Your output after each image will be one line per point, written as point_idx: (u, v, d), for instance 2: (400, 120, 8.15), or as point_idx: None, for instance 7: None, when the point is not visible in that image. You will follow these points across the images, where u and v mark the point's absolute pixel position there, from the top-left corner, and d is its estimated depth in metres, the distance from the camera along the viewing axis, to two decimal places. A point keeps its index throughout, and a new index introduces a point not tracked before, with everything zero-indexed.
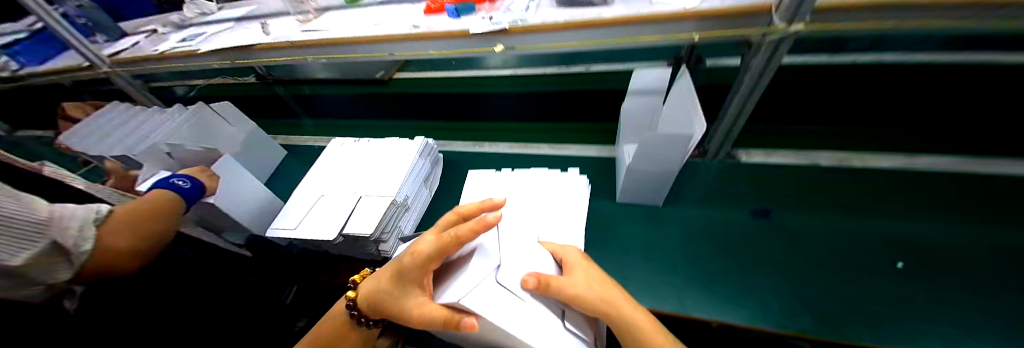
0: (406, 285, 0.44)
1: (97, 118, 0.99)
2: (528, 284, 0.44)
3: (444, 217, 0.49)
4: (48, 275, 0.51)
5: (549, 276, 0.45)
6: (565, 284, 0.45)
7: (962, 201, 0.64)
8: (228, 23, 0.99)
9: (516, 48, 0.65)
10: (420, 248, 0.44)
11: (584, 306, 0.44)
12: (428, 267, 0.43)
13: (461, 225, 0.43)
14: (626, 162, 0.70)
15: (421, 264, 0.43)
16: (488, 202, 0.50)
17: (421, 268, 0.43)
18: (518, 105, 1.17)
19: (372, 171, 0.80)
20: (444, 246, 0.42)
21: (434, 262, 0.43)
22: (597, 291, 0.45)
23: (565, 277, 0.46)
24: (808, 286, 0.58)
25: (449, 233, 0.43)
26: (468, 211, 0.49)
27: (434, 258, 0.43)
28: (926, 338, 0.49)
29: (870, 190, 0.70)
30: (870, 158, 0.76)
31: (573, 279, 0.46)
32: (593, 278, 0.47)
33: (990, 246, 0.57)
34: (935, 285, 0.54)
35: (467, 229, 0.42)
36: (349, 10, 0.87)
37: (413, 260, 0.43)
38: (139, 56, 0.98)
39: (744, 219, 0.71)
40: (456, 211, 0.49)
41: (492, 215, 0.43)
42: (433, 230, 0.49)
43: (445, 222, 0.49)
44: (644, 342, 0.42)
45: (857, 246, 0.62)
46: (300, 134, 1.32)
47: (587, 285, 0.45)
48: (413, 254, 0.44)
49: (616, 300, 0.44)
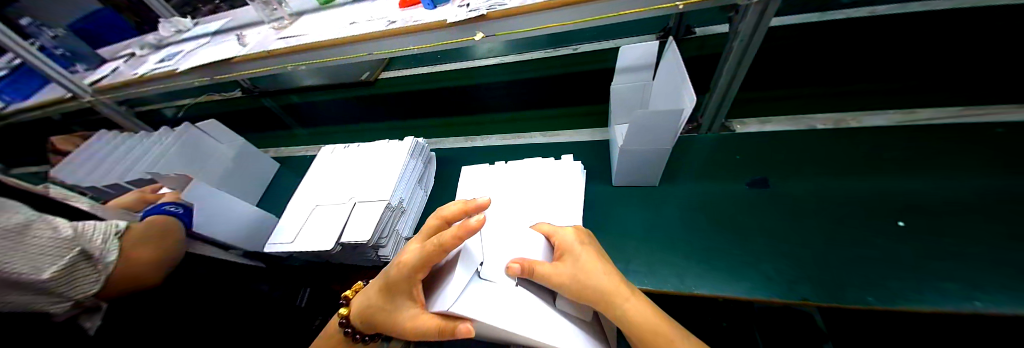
0: (396, 297, 0.44)
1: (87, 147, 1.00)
2: (514, 270, 0.45)
3: (428, 223, 0.49)
4: (74, 289, 0.50)
5: (534, 263, 0.46)
6: (549, 272, 0.45)
7: (963, 152, 0.63)
8: (205, 38, 0.96)
9: (496, 35, 0.62)
10: (406, 258, 0.43)
11: (573, 294, 0.44)
12: (417, 276, 0.43)
13: (443, 231, 0.41)
14: (618, 143, 0.68)
15: (409, 274, 0.42)
16: (472, 204, 0.49)
17: (410, 279, 0.43)
18: (507, 94, 1.14)
19: (364, 176, 0.80)
20: (429, 255, 0.41)
21: (421, 271, 0.42)
22: (581, 282, 0.43)
23: (552, 264, 0.46)
24: (809, 254, 0.57)
25: (433, 241, 0.41)
26: (452, 214, 0.49)
27: (421, 267, 0.42)
28: (932, 294, 0.48)
29: (869, 149, 0.69)
30: (866, 116, 0.75)
31: (557, 269, 0.45)
32: (580, 268, 0.44)
33: (994, 196, 0.56)
34: (938, 241, 0.53)
35: (449, 235, 0.40)
36: (323, 12, 0.84)
37: (400, 270, 0.42)
38: (119, 82, 0.96)
39: (741, 192, 0.70)
40: (439, 216, 0.49)
41: (474, 219, 0.41)
42: (417, 238, 0.48)
43: (429, 228, 0.48)
44: (637, 328, 0.40)
45: (857, 208, 0.61)
46: (291, 145, 1.32)
47: (571, 276, 0.44)
48: (400, 264, 0.43)
49: (605, 289, 0.41)
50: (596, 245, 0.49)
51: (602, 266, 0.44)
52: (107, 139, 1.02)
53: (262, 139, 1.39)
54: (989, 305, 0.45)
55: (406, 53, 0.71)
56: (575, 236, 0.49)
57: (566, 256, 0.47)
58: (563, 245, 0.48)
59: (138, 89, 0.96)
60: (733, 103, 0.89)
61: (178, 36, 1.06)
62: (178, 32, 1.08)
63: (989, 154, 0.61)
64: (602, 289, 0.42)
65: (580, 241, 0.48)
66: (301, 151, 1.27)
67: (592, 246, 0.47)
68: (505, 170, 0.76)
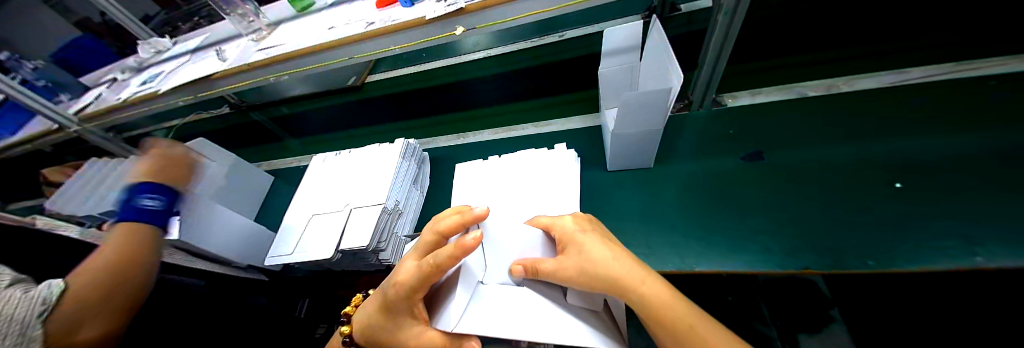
0: (397, 316, 0.43)
1: (86, 169, 1.05)
2: (517, 272, 0.46)
3: (425, 238, 0.47)
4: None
5: (537, 262, 0.46)
6: (553, 269, 0.45)
7: (955, 108, 0.63)
8: (185, 56, 0.94)
9: (478, 28, 0.61)
10: (401, 279, 0.41)
11: (582, 285, 0.43)
12: (414, 296, 0.42)
13: (437, 250, 0.40)
14: (609, 127, 0.68)
15: (406, 295, 0.41)
16: (469, 216, 0.47)
17: (408, 299, 0.42)
18: (497, 86, 1.13)
19: (357, 181, 0.79)
20: (426, 276, 0.40)
21: (418, 292, 0.41)
22: (588, 272, 0.42)
23: (556, 260, 0.46)
24: (808, 224, 0.57)
25: (428, 261, 0.40)
26: (448, 229, 0.47)
27: (418, 288, 0.41)
28: (932, 253, 0.48)
29: (863, 113, 0.68)
30: (857, 79, 0.74)
31: (562, 264, 0.44)
32: (586, 259, 0.43)
33: (989, 149, 0.55)
34: (936, 199, 0.53)
35: (444, 255, 0.39)
36: (302, 19, 0.82)
37: (396, 291, 0.41)
38: (103, 109, 0.95)
39: (737, 167, 0.70)
40: (434, 231, 0.47)
41: (470, 237, 0.39)
42: (415, 253, 0.47)
43: (427, 245, 0.47)
44: (654, 311, 0.38)
45: (853, 172, 0.61)
46: (285, 156, 1.32)
47: (576, 268, 0.43)
48: (396, 285, 0.42)
49: (616, 276, 0.41)
50: (603, 229, 0.49)
51: (610, 251, 0.43)
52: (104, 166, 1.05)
53: (257, 152, 1.39)
54: (990, 260, 0.45)
55: (387, 54, 0.70)
56: (576, 224, 0.48)
57: (569, 248, 0.46)
58: (563, 236, 0.47)
59: (123, 114, 0.95)
60: (723, 77, 0.88)
61: (159, 56, 1.04)
62: (158, 53, 1.06)
63: (981, 108, 0.61)
64: (611, 276, 0.41)
65: (582, 228, 0.47)
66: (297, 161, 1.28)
67: (593, 231, 0.46)
68: (499, 163, 0.75)
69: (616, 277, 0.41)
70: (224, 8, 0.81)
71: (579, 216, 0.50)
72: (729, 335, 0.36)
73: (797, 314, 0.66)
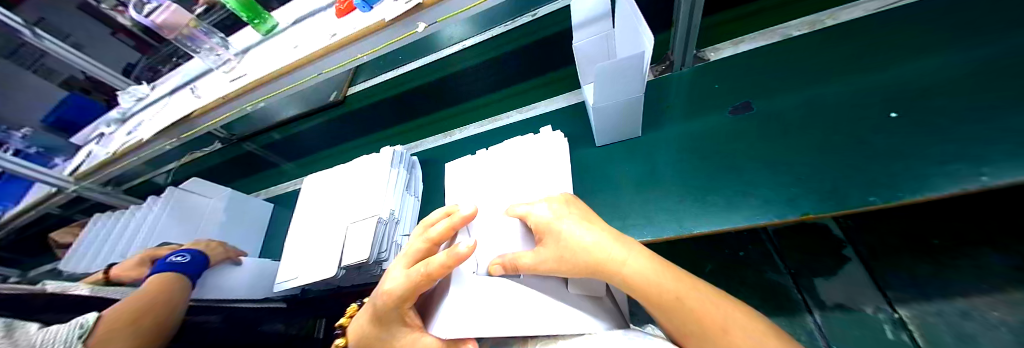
0: (390, 326, 0.44)
1: (90, 230, 1.10)
2: (497, 271, 0.46)
3: (418, 248, 0.48)
4: None
5: (516, 260, 0.46)
6: (532, 263, 0.45)
7: (948, 26, 0.59)
8: (163, 99, 0.94)
9: (440, 20, 0.56)
10: (391, 290, 0.43)
11: (565, 274, 0.43)
12: (404, 305, 0.44)
13: (429, 260, 0.42)
14: (588, 102, 0.66)
15: (397, 304, 0.43)
16: (459, 219, 0.49)
17: (400, 307, 0.43)
18: (477, 77, 1.09)
19: (351, 196, 0.80)
20: (418, 285, 0.42)
21: (409, 300, 0.43)
22: (568, 260, 0.43)
23: (534, 253, 0.45)
24: (803, 169, 0.55)
25: (420, 270, 0.42)
26: (440, 236, 0.48)
27: (408, 297, 0.43)
28: (938, 178, 0.45)
29: (853, 45, 0.65)
30: (841, 10, 0.71)
31: (541, 258, 0.45)
32: (564, 248, 0.43)
33: (987, 63, 0.52)
34: (936, 124, 0.50)
35: (438, 264, 0.41)
36: (269, 42, 0.74)
37: (387, 302, 0.43)
38: (97, 164, 0.96)
39: (725, 121, 0.68)
40: (427, 239, 0.48)
41: (464, 246, 0.41)
42: (405, 261, 0.47)
43: (418, 253, 0.48)
44: (643, 292, 0.38)
45: (845, 110, 0.58)
46: (280, 183, 1.39)
47: (555, 259, 0.43)
48: (387, 296, 0.43)
49: (598, 263, 0.41)
50: (584, 209, 0.49)
51: (589, 234, 0.43)
52: (111, 220, 1.09)
53: (263, 180, 1.47)
54: (997, 179, 0.41)
55: (358, 62, 0.65)
56: (551, 213, 0.47)
57: (546, 239, 0.46)
58: (538, 227, 0.47)
59: (117, 166, 0.97)
60: (704, 30, 0.85)
61: (139, 105, 1.01)
62: (140, 100, 1.03)
63: (974, 22, 0.58)
64: (589, 258, 0.42)
65: (558, 214, 0.47)
66: (294, 185, 1.32)
67: (569, 215, 0.46)
68: (484, 156, 0.74)
69: (596, 263, 0.41)
70: (190, 46, 0.76)
71: (555, 202, 0.49)
72: (712, 297, 0.37)
73: (808, 260, 0.68)
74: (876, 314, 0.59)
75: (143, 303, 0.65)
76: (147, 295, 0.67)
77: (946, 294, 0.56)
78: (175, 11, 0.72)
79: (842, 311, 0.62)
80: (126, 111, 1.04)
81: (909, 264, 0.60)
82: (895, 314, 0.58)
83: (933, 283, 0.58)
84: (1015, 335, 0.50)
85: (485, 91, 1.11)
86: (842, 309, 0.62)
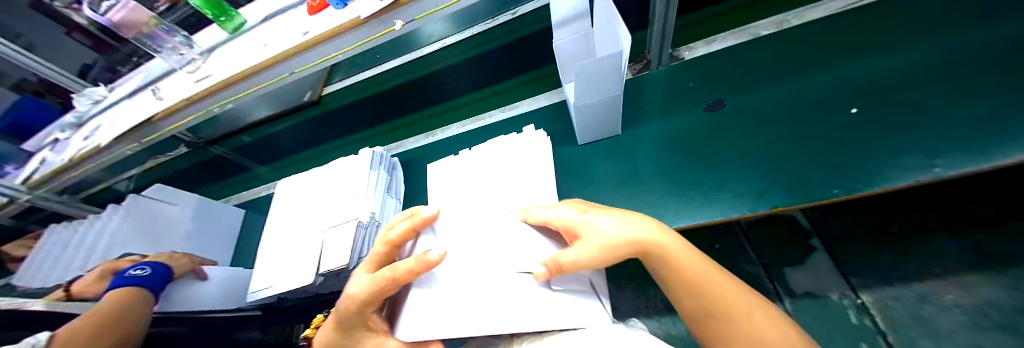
0: (352, 332, 0.44)
1: (50, 237, 1.03)
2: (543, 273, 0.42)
3: (378, 251, 0.49)
4: None
5: (561, 256, 0.43)
6: (576, 259, 0.43)
7: (900, 27, 0.63)
8: (122, 102, 0.81)
9: (417, 19, 0.52)
10: (354, 293, 0.43)
11: (612, 259, 0.43)
12: (367, 309, 0.44)
13: (396, 264, 0.43)
14: (569, 100, 0.66)
15: (360, 309, 0.43)
16: (420, 222, 0.51)
17: (362, 311, 0.44)
18: (458, 76, 1.07)
19: (328, 199, 0.78)
20: (382, 289, 0.43)
21: (372, 304, 0.44)
22: (610, 246, 0.42)
23: (576, 246, 0.44)
24: (774, 163, 0.58)
25: (385, 275, 0.43)
26: (399, 238, 0.50)
27: (371, 301, 0.43)
28: (895, 171, 0.48)
29: (818, 44, 0.68)
30: (806, 11, 0.74)
31: (583, 251, 0.43)
32: (602, 235, 0.43)
33: (933, 63, 0.57)
34: (891, 120, 0.54)
35: (405, 270, 0.43)
36: (238, 41, 0.66)
37: (350, 305, 0.43)
38: (52, 171, 0.89)
39: (701, 117, 0.70)
40: (388, 242, 0.50)
41: (434, 254, 0.44)
42: (367, 266, 0.48)
43: (379, 255, 0.49)
44: (684, 271, 0.41)
45: (811, 105, 0.61)
46: (252, 187, 1.33)
47: (599, 247, 0.42)
48: (349, 300, 0.44)
49: (642, 240, 0.42)
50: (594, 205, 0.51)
51: (619, 218, 0.45)
52: (67, 231, 1.01)
53: (232, 185, 1.39)
54: (948, 170, 0.45)
55: (334, 60, 0.62)
56: (574, 211, 0.47)
57: (580, 234, 0.45)
58: (567, 226, 0.46)
59: (76, 173, 0.90)
60: (680, 29, 0.87)
61: (95, 108, 0.87)
62: (98, 104, 0.88)
63: (925, 23, 0.62)
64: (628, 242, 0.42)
65: (584, 211, 0.47)
66: (267, 189, 1.27)
67: (592, 208, 0.48)
68: (466, 156, 0.73)
69: (639, 241, 0.43)
70: (150, 45, 0.68)
71: (571, 204, 0.50)
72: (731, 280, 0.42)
73: (777, 250, 0.72)
74: (841, 301, 0.63)
75: (99, 318, 0.64)
76: (101, 311, 0.65)
77: (905, 278, 0.61)
78: (134, 9, 0.64)
79: (811, 299, 0.65)
80: (83, 116, 0.89)
81: (871, 251, 0.65)
82: (859, 300, 0.62)
83: (892, 271, 0.62)
84: (968, 316, 0.56)
85: (466, 89, 1.10)
86: (810, 297, 0.65)
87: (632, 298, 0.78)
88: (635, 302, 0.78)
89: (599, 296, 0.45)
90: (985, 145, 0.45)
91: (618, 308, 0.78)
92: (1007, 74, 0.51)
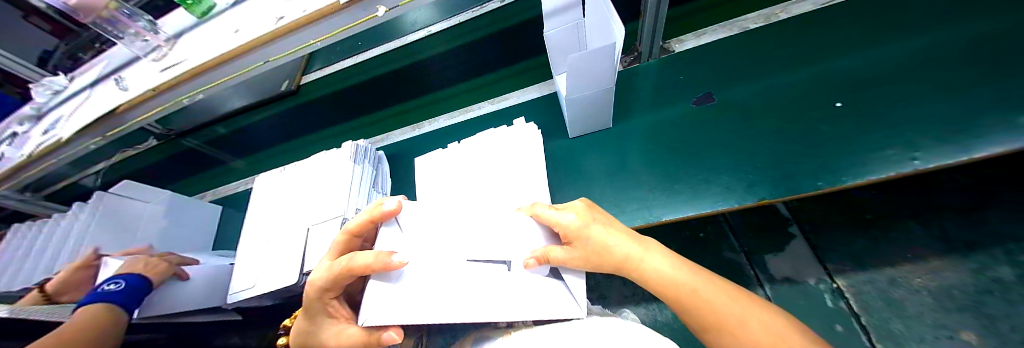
0: (314, 318, 0.44)
1: (12, 237, 0.96)
2: (531, 266, 0.43)
3: (337, 240, 0.47)
4: None
5: (549, 253, 0.43)
6: (564, 258, 0.43)
7: (877, 21, 0.65)
8: (83, 92, 0.71)
9: (402, 4, 0.48)
10: (313, 280, 0.43)
11: (593, 268, 0.43)
12: (326, 295, 0.43)
13: (353, 256, 0.41)
14: (561, 93, 0.65)
15: (317, 295, 0.43)
16: (379, 213, 0.45)
17: (320, 298, 0.43)
18: (445, 66, 1.05)
19: (311, 195, 0.75)
20: (338, 277, 0.41)
21: (330, 291, 0.43)
22: (595, 261, 0.42)
23: (565, 250, 0.43)
24: (761, 157, 0.58)
25: (339, 265, 0.41)
26: (358, 228, 0.46)
27: (328, 288, 0.42)
28: (873, 166, 0.50)
29: (803, 37, 0.69)
30: (792, 4, 0.76)
31: (570, 256, 0.43)
32: (593, 251, 0.42)
33: (908, 58, 0.59)
34: (870, 114, 0.56)
35: (361, 263, 0.40)
36: (208, 30, 0.59)
37: (309, 291, 0.43)
38: (12, 167, 0.82)
39: (690, 109, 0.70)
40: (346, 231, 0.47)
41: (397, 258, 0.41)
42: (330, 255, 0.47)
43: (338, 246, 0.47)
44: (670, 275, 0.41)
45: (797, 99, 0.62)
46: (227, 182, 1.27)
47: (584, 260, 0.42)
48: (309, 286, 0.43)
49: (631, 259, 0.42)
50: (604, 212, 0.46)
51: (620, 238, 0.42)
52: (31, 230, 0.94)
53: (207, 179, 1.32)
54: (927, 163, 0.47)
55: (311, 48, 0.58)
56: (580, 219, 0.43)
57: (577, 242, 0.42)
58: (566, 233, 0.43)
59: (38, 168, 0.83)
60: (669, 21, 0.87)
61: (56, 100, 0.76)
62: (59, 94, 0.76)
63: (906, 19, 0.63)
64: (620, 261, 0.42)
65: (590, 218, 0.43)
66: (245, 184, 1.22)
67: (597, 222, 0.43)
68: (455, 149, 0.70)
69: (628, 258, 0.42)
70: (112, 31, 0.58)
71: (579, 207, 0.45)
72: (728, 292, 0.40)
73: (761, 239, 0.75)
74: (818, 285, 0.67)
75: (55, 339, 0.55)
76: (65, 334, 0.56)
77: (878, 264, 0.65)
78: None
79: (789, 283, 0.69)
80: (43, 107, 0.78)
81: (846, 240, 0.68)
82: (834, 284, 0.66)
83: (864, 256, 0.66)
84: (934, 298, 0.60)
85: (452, 81, 1.07)
86: (789, 282, 0.69)
87: (620, 286, 0.80)
88: (622, 289, 0.79)
89: (564, 279, 0.45)
90: (963, 138, 0.47)
91: (606, 296, 0.80)
92: (981, 69, 0.53)
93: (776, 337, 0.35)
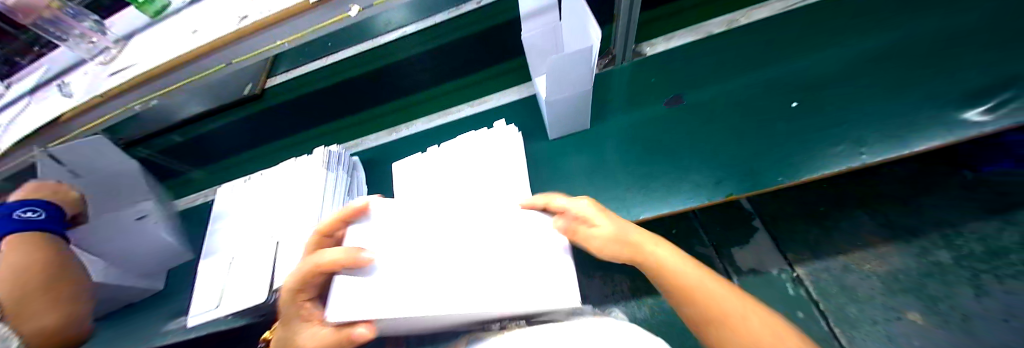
0: (290, 322, 0.45)
1: None
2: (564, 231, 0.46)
3: (313, 241, 0.50)
4: None
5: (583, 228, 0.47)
6: (598, 235, 0.46)
7: (824, 26, 0.71)
8: (20, 101, 0.64)
9: (377, 4, 0.46)
10: (286, 282, 0.45)
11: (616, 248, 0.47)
12: (299, 297, 0.45)
13: (319, 253, 0.42)
14: (540, 95, 0.65)
15: (289, 296, 0.45)
16: (350, 212, 0.48)
17: (293, 300, 0.45)
18: (422, 68, 1.03)
19: (280, 205, 0.71)
20: (304, 275, 0.43)
21: (301, 290, 0.45)
22: (621, 241, 0.47)
23: (597, 227, 0.47)
24: (728, 153, 0.61)
25: (307, 263, 0.43)
26: (328, 228, 0.49)
27: (299, 287, 0.44)
28: (829, 160, 0.53)
29: (762, 41, 0.74)
30: (752, 11, 0.80)
31: (602, 232, 0.47)
32: (617, 232, 0.47)
33: (851, 63, 0.64)
34: (821, 112, 0.60)
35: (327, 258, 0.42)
36: (161, 28, 0.56)
37: (283, 293, 0.45)
38: None
39: (661, 111, 0.73)
40: (318, 233, 0.50)
41: (366, 253, 0.43)
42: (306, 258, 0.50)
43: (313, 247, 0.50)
44: (677, 265, 0.44)
45: (757, 99, 0.66)
46: (186, 194, 1.18)
47: (615, 239, 0.47)
48: (283, 288, 0.45)
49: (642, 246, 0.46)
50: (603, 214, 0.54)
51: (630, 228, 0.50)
52: None
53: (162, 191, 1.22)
54: (873, 156, 0.51)
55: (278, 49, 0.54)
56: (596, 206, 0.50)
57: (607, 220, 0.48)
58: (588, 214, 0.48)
59: None
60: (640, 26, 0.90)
61: None
62: None
63: (851, 25, 0.69)
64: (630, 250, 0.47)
65: (602, 211, 0.48)
66: (206, 196, 1.14)
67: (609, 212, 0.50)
68: (433, 153, 0.69)
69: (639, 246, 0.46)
70: (54, 33, 0.53)
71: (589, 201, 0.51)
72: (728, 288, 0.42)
73: (729, 234, 0.78)
74: (780, 275, 0.71)
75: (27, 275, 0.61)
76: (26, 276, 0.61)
77: (833, 252, 0.70)
78: None
79: (755, 274, 0.73)
80: None
81: (805, 229, 0.73)
82: (795, 273, 0.71)
83: (821, 245, 0.71)
84: (883, 282, 0.66)
85: (429, 83, 1.05)
86: (755, 273, 0.73)
87: (600, 286, 0.81)
88: (602, 289, 0.81)
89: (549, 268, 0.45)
90: (902, 134, 0.52)
91: (587, 298, 0.81)
92: (914, 75, 0.58)
93: (773, 329, 0.37)
